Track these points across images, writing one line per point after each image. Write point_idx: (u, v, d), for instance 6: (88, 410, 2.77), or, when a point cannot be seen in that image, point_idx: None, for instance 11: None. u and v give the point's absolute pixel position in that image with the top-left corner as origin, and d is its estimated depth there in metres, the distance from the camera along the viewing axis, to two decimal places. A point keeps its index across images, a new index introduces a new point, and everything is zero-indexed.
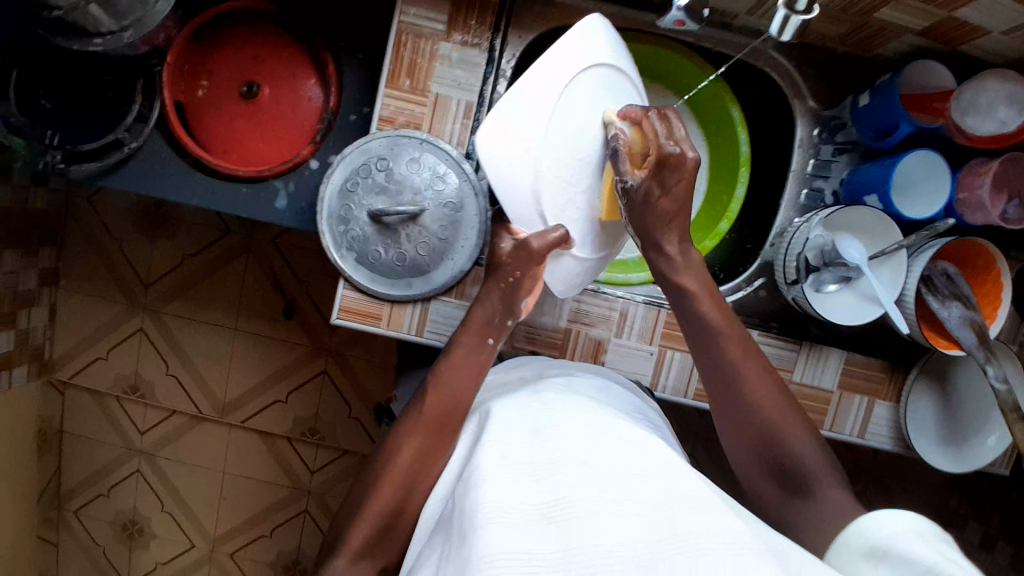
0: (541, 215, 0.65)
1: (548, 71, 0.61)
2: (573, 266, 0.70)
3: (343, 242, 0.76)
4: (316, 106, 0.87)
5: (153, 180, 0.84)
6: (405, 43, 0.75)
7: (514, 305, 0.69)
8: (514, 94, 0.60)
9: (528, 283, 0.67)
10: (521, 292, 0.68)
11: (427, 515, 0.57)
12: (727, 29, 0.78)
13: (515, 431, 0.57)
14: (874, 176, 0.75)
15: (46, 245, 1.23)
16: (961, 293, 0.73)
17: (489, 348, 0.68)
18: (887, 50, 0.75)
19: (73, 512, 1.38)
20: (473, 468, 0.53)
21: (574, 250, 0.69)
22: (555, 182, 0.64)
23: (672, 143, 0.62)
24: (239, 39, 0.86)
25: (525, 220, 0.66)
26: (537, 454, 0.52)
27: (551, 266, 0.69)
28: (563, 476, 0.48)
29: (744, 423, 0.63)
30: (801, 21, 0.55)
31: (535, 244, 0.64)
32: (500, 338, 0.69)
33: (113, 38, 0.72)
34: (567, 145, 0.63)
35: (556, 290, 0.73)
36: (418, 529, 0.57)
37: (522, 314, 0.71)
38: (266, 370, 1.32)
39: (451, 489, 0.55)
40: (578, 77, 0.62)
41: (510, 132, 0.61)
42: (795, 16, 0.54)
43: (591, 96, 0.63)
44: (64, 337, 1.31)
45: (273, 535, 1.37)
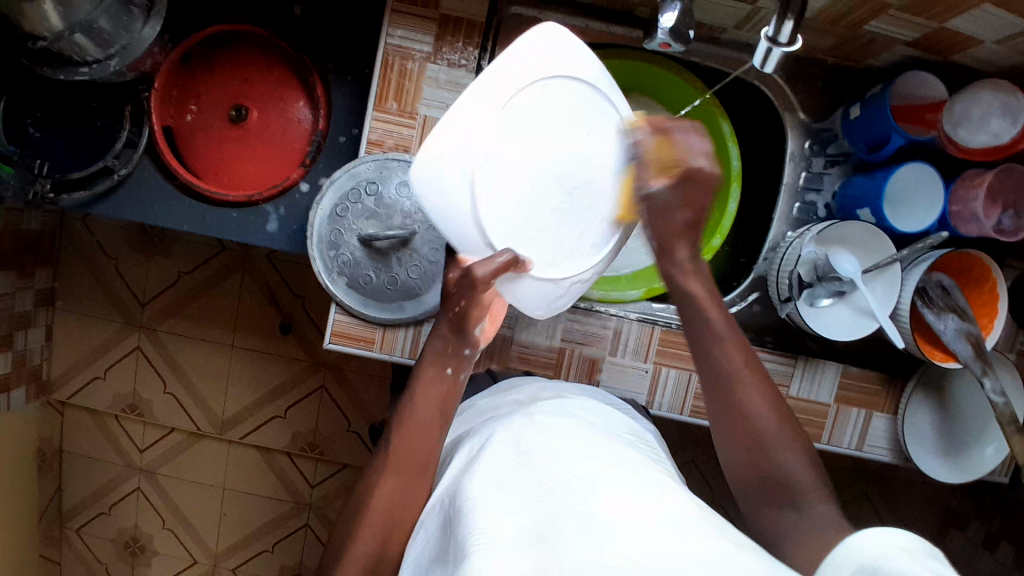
0: (483, 235, 0.61)
1: (497, 79, 0.58)
2: (529, 291, 0.66)
3: (334, 266, 0.76)
4: (305, 128, 0.86)
5: (143, 207, 0.84)
6: (392, 65, 0.75)
7: (466, 334, 0.68)
8: (462, 111, 0.58)
9: (473, 311, 0.66)
10: (472, 320, 0.68)
11: (419, 544, 0.56)
12: (716, 44, 0.78)
13: (507, 453, 0.57)
14: (866, 189, 0.75)
15: (41, 266, 1.23)
16: (957, 305, 0.72)
17: (449, 378, 0.68)
18: (877, 61, 0.75)
19: (74, 531, 1.38)
20: (467, 494, 0.53)
21: (532, 274, 0.64)
22: (498, 204, 0.61)
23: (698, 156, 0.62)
24: (227, 62, 0.85)
25: (472, 245, 0.63)
26: (531, 478, 0.53)
27: (503, 289, 0.66)
28: (565, 499, 0.48)
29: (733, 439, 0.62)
30: (785, 53, 0.55)
31: (479, 271, 0.61)
32: (460, 368, 0.69)
33: (99, 66, 0.73)
34: (513, 163, 0.61)
35: (524, 311, 0.70)
36: (410, 556, 0.57)
37: (482, 341, 0.71)
38: (264, 387, 1.31)
39: (444, 517, 0.55)
40: (530, 90, 0.60)
41: (450, 148, 0.58)
42: (778, 46, 0.54)
43: (544, 113, 0.61)
44: (62, 357, 1.31)
45: (276, 548, 1.37)
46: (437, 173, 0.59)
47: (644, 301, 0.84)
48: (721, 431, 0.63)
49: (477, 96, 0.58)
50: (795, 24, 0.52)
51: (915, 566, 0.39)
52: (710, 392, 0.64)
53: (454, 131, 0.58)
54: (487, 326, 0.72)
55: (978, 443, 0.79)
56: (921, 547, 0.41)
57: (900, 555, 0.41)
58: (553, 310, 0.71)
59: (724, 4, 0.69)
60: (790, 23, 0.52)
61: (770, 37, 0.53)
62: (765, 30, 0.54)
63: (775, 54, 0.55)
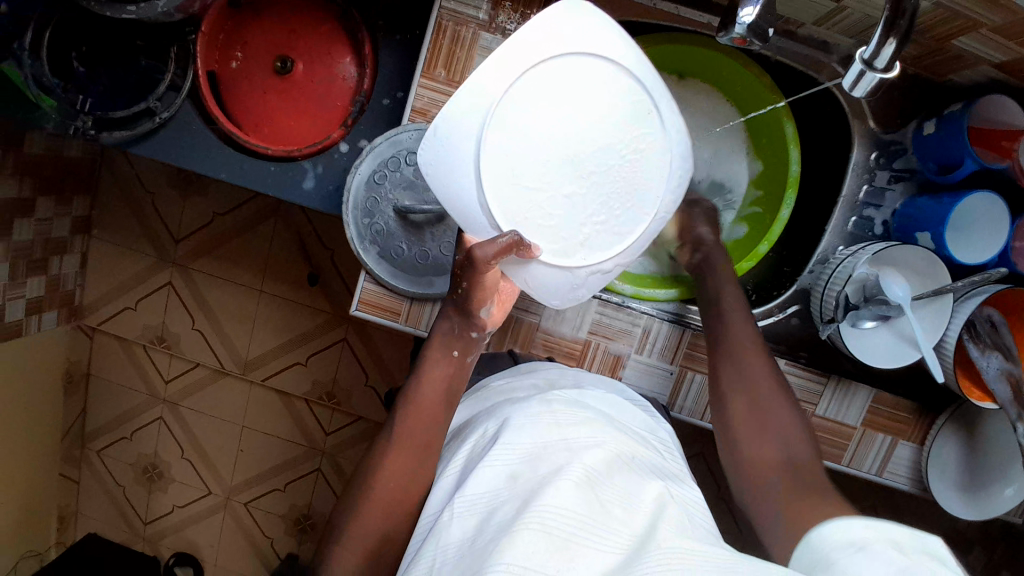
0: (488, 216, 0.57)
1: (516, 48, 0.53)
2: (540, 277, 0.62)
3: (367, 234, 0.75)
4: (350, 86, 0.84)
5: (183, 152, 0.83)
6: (445, 30, 0.72)
7: (472, 317, 0.70)
8: (472, 86, 0.53)
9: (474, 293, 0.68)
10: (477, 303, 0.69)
11: (423, 524, 0.57)
12: (790, 38, 0.73)
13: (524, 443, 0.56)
14: (929, 212, 0.71)
15: (79, 194, 1.24)
16: (1003, 344, 0.69)
17: (454, 360, 0.69)
18: (960, 77, 0.70)
19: (95, 452, 1.43)
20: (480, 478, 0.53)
21: (541, 259, 0.59)
22: (508, 187, 0.56)
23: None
24: (277, 9, 0.83)
25: (480, 226, 0.60)
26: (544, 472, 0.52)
27: (510, 272, 0.63)
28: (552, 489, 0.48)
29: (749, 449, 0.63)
30: (879, 79, 0.52)
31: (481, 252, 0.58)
32: (467, 350, 0.70)
33: (147, 6, 0.71)
34: (528, 140, 0.55)
35: (538, 299, 0.65)
36: (417, 531, 0.57)
37: (489, 325, 0.72)
38: (287, 334, 1.33)
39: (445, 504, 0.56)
40: (554, 63, 0.54)
41: (457, 123, 0.55)
42: (872, 71, 0.51)
43: (568, 85, 0.54)
44: (94, 284, 1.33)
45: (286, 489, 1.40)
46: (443, 153, 0.56)
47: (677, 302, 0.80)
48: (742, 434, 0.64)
49: (493, 67, 0.53)
50: (898, 48, 0.49)
51: (900, 555, 0.41)
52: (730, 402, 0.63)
53: (465, 105, 0.54)
54: (496, 310, 0.73)
55: (998, 484, 0.77)
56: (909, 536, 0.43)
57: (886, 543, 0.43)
58: (567, 301, 0.65)
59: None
60: (893, 44, 0.49)
61: (866, 60, 0.51)
62: (863, 52, 0.51)
63: (868, 79, 0.52)
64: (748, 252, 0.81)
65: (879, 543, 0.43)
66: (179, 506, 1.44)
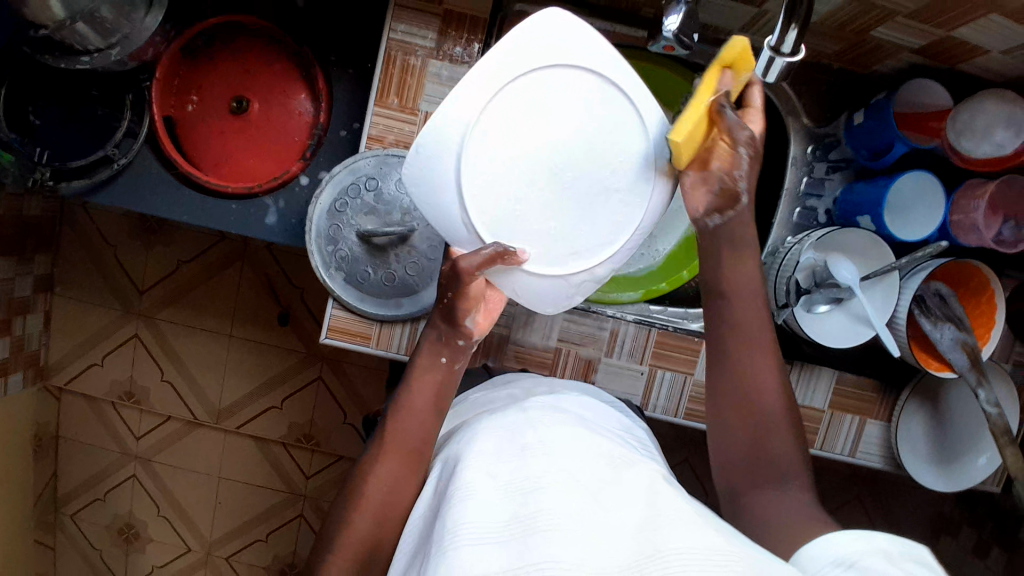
0: (473, 231, 0.61)
1: (512, 56, 0.56)
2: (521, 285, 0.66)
3: (332, 261, 0.76)
4: (307, 120, 0.86)
5: (143, 195, 0.84)
6: (394, 59, 0.75)
7: (459, 326, 0.69)
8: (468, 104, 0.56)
9: (462, 301, 0.67)
10: (464, 310, 0.68)
11: (406, 535, 0.57)
12: (721, 46, 0.78)
13: (500, 445, 0.56)
14: (868, 196, 0.75)
15: (40, 252, 1.23)
16: (954, 315, 0.72)
17: (444, 366, 0.69)
18: (883, 68, 0.75)
19: (69, 516, 1.39)
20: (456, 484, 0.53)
21: (527, 267, 0.64)
22: (493, 193, 0.60)
23: (966, 136, 0.70)
24: (230, 53, 0.85)
25: (463, 237, 0.63)
26: (518, 468, 0.52)
27: (497, 282, 0.66)
28: (541, 503, 0.47)
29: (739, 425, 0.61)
30: (788, 63, 0.57)
31: (465, 263, 0.61)
32: (456, 358, 0.70)
33: (101, 55, 0.73)
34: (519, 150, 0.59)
35: (528, 306, 0.69)
36: (397, 554, 0.56)
37: (476, 334, 0.71)
38: (262, 376, 1.31)
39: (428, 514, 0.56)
40: (539, 75, 0.58)
41: (454, 119, 0.56)
42: (782, 56, 0.56)
43: (549, 96, 0.58)
44: (60, 342, 1.31)
45: (270, 538, 1.37)
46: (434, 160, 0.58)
47: (642, 303, 0.85)
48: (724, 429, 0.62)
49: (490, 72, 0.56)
50: (800, 32, 0.55)
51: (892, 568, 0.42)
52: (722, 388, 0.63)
53: (452, 116, 0.56)
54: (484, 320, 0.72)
55: (970, 455, 0.80)
56: (894, 546, 0.45)
57: (875, 555, 0.44)
58: (560, 307, 0.69)
59: (729, 6, 0.69)
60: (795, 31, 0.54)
61: (773, 46, 0.56)
62: (770, 39, 0.56)
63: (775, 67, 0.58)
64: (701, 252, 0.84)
65: (869, 557, 0.44)
66: (160, 565, 1.40)
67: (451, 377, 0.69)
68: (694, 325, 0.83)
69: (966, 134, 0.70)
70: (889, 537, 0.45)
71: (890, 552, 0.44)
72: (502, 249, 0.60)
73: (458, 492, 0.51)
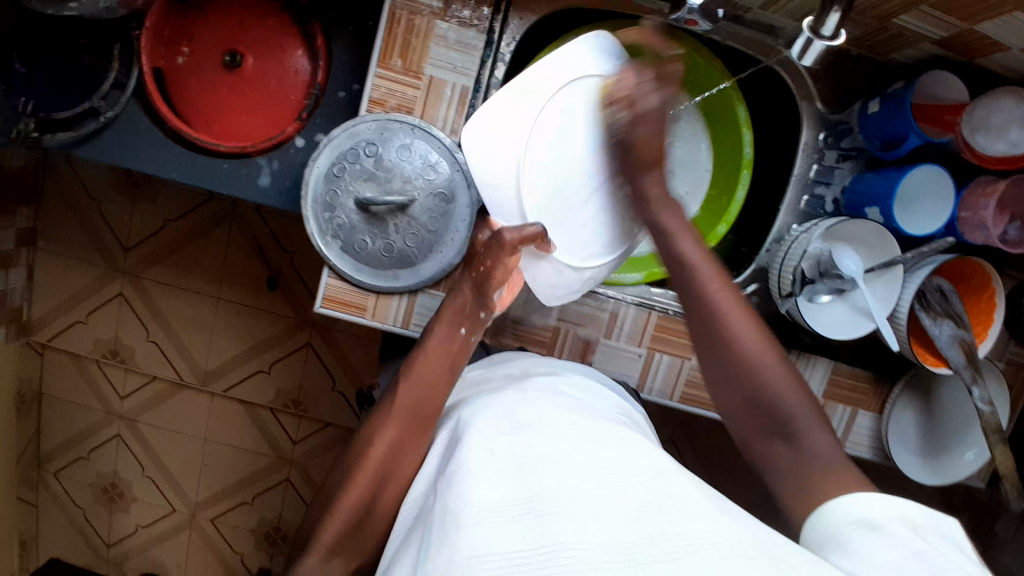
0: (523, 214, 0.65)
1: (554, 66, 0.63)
2: (550, 273, 0.70)
3: (328, 229, 0.74)
4: (303, 79, 0.83)
5: (132, 151, 0.81)
6: (399, 19, 0.72)
7: (487, 297, 0.70)
8: (509, 88, 0.64)
9: (498, 272, 0.68)
10: (493, 283, 0.69)
11: (404, 512, 0.56)
12: (738, 23, 0.76)
13: (502, 426, 0.55)
14: (877, 188, 0.73)
15: (23, 205, 1.20)
16: (953, 312, 0.72)
17: (460, 338, 0.69)
18: (901, 56, 0.73)
19: (52, 474, 1.38)
20: (457, 462, 0.52)
21: (557, 256, 0.67)
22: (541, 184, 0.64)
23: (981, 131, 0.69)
24: (223, 5, 0.82)
25: (507, 214, 0.67)
26: (521, 448, 0.51)
27: (528, 262, 0.70)
28: (544, 478, 0.47)
29: (747, 389, 0.58)
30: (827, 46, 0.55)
31: (508, 237, 0.65)
32: (473, 330, 0.70)
33: (89, 2, 0.69)
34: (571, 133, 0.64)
35: (540, 297, 0.73)
36: (396, 529, 0.56)
37: (496, 308, 0.72)
38: (250, 340, 1.30)
39: (427, 489, 0.55)
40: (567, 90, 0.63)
41: (497, 123, 0.64)
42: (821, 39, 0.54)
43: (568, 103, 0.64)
44: (43, 298, 1.28)
45: (255, 502, 1.37)
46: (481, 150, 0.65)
47: (643, 284, 0.82)
48: (724, 376, 0.59)
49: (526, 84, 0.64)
50: (842, 17, 0.52)
51: (916, 539, 0.43)
52: (723, 348, 0.59)
53: (497, 119, 0.64)
54: (505, 296, 0.74)
55: (959, 448, 0.80)
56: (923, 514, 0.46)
57: (902, 523, 0.45)
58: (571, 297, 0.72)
59: None
60: (835, 16, 0.52)
61: (814, 30, 0.53)
62: (810, 20, 0.54)
63: (816, 46, 0.56)
64: (704, 235, 0.83)
65: (893, 523, 0.45)
66: (144, 525, 1.40)
67: (467, 347, 0.70)
68: None
69: (982, 129, 0.69)
70: (916, 503, 0.47)
71: (915, 521, 0.45)
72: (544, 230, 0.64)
73: (462, 470, 0.50)
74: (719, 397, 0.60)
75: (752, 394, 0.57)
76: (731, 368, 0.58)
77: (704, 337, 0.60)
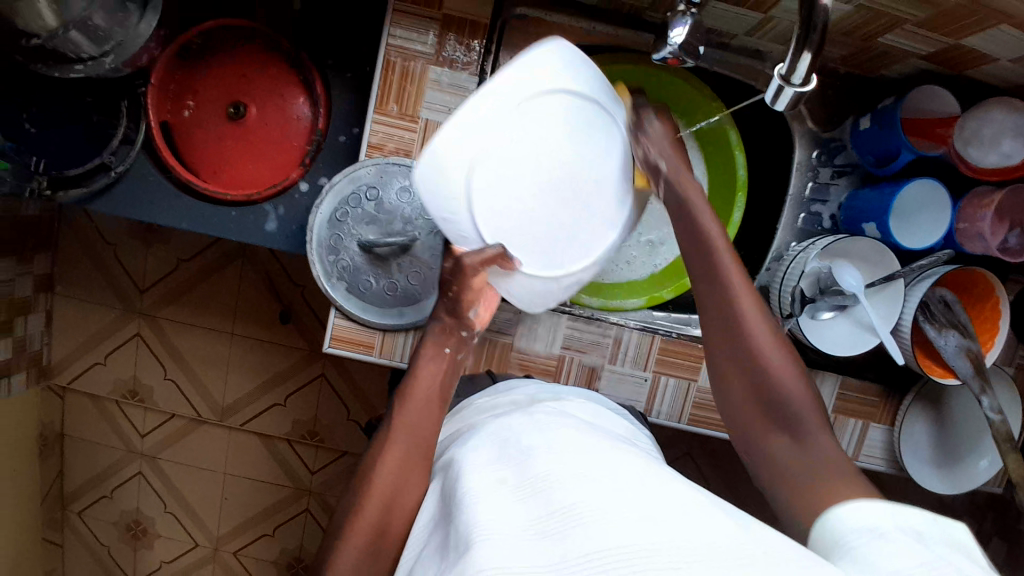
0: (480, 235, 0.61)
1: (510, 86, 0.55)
2: (522, 287, 0.67)
3: (334, 271, 0.76)
4: (305, 125, 0.85)
5: (141, 202, 0.83)
6: (393, 65, 0.73)
7: (465, 317, 0.72)
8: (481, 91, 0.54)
9: (466, 295, 0.69)
10: (465, 303, 0.70)
11: (410, 546, 0.56)
12: (725, 50, 0.77)
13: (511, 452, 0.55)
14: (871, 203, 0.74)
15: (40, 253, 1.23)
16: (958, 321, 0.72)
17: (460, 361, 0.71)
18: (890, 72, 0.74)
19: (76, 513, 1.40)
20: (470, 487, 0.53)
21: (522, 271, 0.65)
22: (515, 222, 0.61)
23: (971, 144, 0.70)
24: (225, 57, 0.83)
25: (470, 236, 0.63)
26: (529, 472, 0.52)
27: (495, 279, 0.67)
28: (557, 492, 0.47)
29: (761, 392, 0.58)
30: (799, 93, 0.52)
31: (467, 260, 0.63)
32: (457, 348, 0.71)
33: (94, 63, 0.72)
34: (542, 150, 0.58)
35: (521, 306, 0.70)
36: (409, 550, 0.56)
37: (475, 324, 0.73)
38: (264, 374, 1.32)
39: (435, 518, 0.55)
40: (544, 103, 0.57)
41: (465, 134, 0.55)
42: (792, 86, 0.51)
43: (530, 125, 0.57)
44: (62, 342, 1.31)
45: (276, 533, 1.38)
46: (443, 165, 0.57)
47: (644, 310, 0.86)
48: (737, 379, 0.59)
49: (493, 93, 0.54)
50: (813, 60, 0.49)
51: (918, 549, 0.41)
52: (739, 349, 0.58)
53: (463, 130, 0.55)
54: (483, 313, 0.73)
55: (972, 457, 0.80)
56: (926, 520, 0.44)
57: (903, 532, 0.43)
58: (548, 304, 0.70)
59: (735, 13, 0.68)
60: (808, 57, 0.49)
61: (784, 75, 0.50)
62: (780, 67, 0.51)
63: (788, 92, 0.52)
64: None
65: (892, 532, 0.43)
66: (168, 560, 1.41)
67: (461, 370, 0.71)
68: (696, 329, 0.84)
69: (971, 143, 0.70)
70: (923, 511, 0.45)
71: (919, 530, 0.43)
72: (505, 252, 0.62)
73: (471, 495, 0.51)
74: (727, 395, 0.60)
75: (763, 397, 0.58)
76: (752, 371, 0.58)
77: (720, 340, 0.59)
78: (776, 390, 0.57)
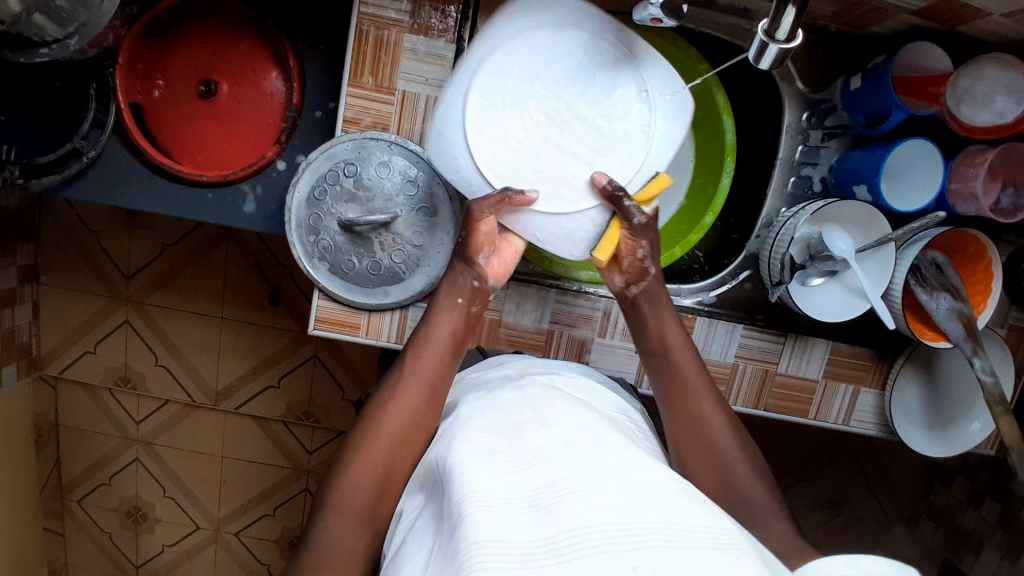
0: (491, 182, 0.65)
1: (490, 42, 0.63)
2: (542, 226, 0.67)
3: (315, 252, 0.74)
4: (279, 101, 0.83)
5: (116, 188, 0.81)
6: (367, 35, 0.71)
7: (472, 265, 0.70)
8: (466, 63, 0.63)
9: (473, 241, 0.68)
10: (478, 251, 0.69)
11: (398, 521, 0.55)
12: (710, 10, 0.75)
13: (502, 423, 0.54)
14: (863, 165, 0.73)
15: (22, 242, 1.21)
16: (949, 284, 0.71)
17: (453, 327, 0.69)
18: (880, 29, 0.72)
19: (75, 502, 1.40)
20: (460, 454, 0.51)
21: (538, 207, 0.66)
22: (528, 162, 0.65)
23: (965, 104, 0.68)
24: (194, 32, 0.81)
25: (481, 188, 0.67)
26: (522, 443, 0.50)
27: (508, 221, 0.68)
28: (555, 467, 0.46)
29: (717, 469, 0.61)
30: (783, 50, 0.50)
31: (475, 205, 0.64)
32: (472, 300, 0.70)
33: (60, 45, 0.69)
34: (540, 89, 0.64)
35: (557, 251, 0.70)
36: (397, 523, 0.55)
37: (489, 275, 0.71)
38: (256, 357, 1.31)
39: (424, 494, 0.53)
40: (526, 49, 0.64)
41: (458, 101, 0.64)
42: (776, 42, 0.49)
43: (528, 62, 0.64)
44: (50, 332, 1.30)
45: (276, 513, 1.39)
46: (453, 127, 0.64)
47: None
48: (692, 457, 0.62)
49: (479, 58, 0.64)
50: (797, 15, 0.47)
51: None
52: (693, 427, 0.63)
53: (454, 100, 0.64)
54: (496, 264, 0.72)
55: (965, 418, 0.80)
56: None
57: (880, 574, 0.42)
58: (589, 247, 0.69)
59: None
60: (791, 11, 0.47)
61: (767, 31, 0.49)
62: (764, 23, 0.49)
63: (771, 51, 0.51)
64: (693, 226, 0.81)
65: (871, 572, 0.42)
66: (170, 544, 1.42)
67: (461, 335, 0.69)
68: (687, 299, 0.80)
69: (965, 102, 0.68)
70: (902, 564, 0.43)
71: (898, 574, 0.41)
72: (509, 193, 0.63)
73: (460, 464, 0.49)
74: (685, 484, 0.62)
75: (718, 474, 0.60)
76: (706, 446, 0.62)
77: (675, 418, 0.65)
78: (729, 472, 0.60)
